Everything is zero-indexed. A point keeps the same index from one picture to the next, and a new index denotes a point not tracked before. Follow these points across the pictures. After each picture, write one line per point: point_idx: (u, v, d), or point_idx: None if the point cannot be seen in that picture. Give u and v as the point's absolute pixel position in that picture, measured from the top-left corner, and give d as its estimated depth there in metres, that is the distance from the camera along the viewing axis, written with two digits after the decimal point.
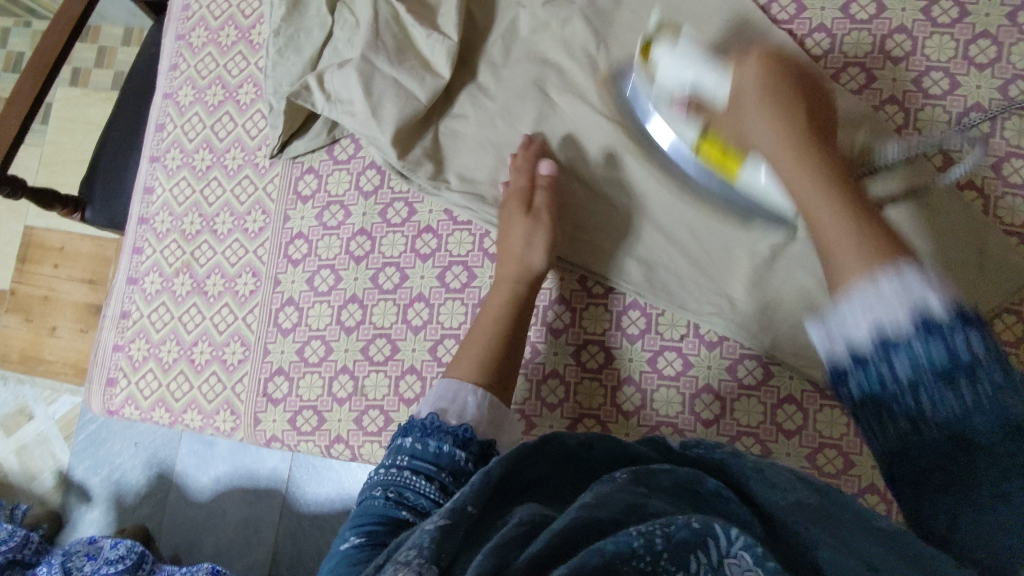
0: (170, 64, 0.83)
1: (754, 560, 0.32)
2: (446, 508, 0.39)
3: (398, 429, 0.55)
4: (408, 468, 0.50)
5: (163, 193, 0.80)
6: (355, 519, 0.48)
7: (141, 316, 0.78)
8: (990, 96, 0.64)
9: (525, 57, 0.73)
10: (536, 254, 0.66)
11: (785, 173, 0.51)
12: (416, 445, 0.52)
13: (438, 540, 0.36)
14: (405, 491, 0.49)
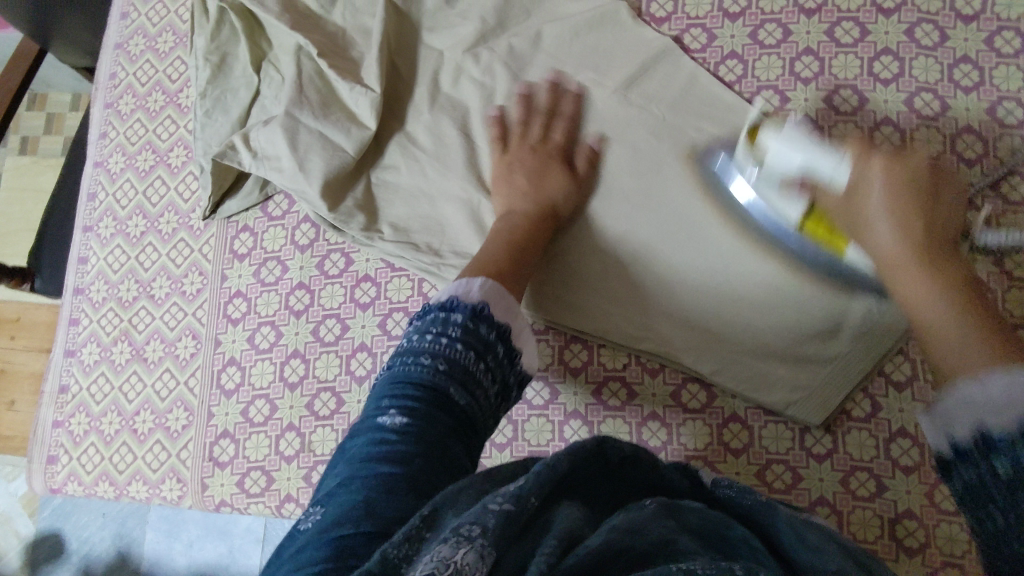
0: (99, 133, 0.83)
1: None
2: (508, 492, 0.37)
3: (437, 305, 0.51)
4: (459, 341, 0.49)
5: (97, 261, 0.79)
6: (395, 384, 0.47)
7: (80, 389, 0.76)
8: (896, 109, 0.67)
9: (450, 102, 0.74)
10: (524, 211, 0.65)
11: (902, 270, 0.51)
12: (467, 325, 0.50)
13: (501, 528, 0.34)
14: (454, 363, 0.48)
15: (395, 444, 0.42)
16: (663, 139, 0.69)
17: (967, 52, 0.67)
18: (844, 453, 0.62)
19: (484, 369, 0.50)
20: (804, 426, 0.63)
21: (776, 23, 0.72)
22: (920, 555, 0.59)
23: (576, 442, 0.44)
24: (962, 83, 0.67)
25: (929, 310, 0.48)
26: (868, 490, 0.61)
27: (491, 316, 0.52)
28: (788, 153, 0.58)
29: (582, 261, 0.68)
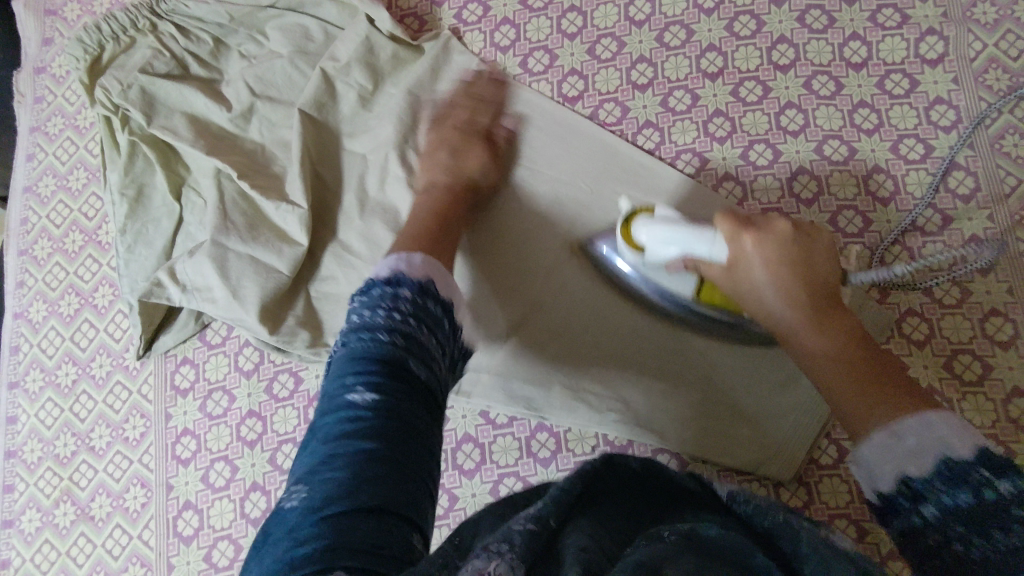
0: (16, 282, 0.79)
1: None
2: (531, 513, 0.39)
3: (380, 280, 0.50)
4: (410, 315, 0.47)
5: (28, 419, 0.75)
6: (354, 360, 0.45)
7: (23, 562, 0.71)
8: (809, 158, 0.70)
9: (380, 206, 0.74)
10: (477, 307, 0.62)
11: (805, 356, 0.53)
12: (416, 299, 0.49)
13: (527, 542, 0.37)
14: (410, 333, 0.46)
15: (368, 427, 0.41)
16: (596, 217, 0.71)
17: (863, 97, 0.71)
18: (822, 501, 0.62)
19: (438, 343, 0.48)
20: (777, 482, 0.63)
21: (684, 89, 0.74)
22: None
23: (583, 461, 0.45)
24: (864, 126, 0.70)
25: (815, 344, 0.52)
26: (850, 536, 0.61)
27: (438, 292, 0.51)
28: (661, 247, 0.59)
29: (535, 346, 0.69)
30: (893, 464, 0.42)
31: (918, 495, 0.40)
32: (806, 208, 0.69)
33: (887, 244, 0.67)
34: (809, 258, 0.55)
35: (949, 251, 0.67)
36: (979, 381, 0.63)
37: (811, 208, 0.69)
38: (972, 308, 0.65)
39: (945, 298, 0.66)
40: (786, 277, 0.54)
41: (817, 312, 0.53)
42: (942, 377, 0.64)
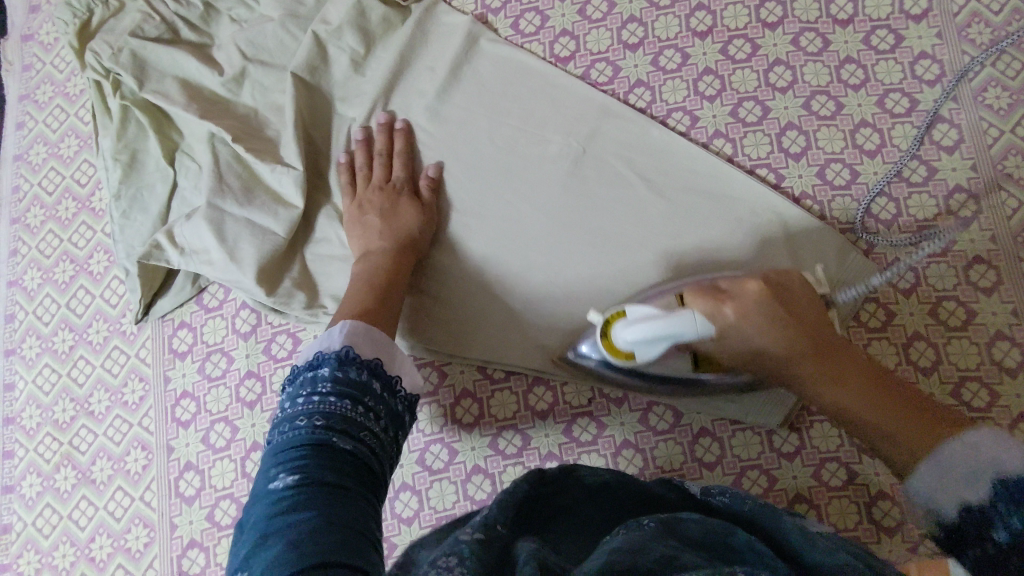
0: (9, 250, 0.79)
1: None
2: (476, 525, 0.44)
3: (302, 366, 0.52)
4: (333, 393, 0.49)
5: (25, 385, 0.75)
6: (278, 456, 0.46)
7: (25, 526, 0.71)
8: (797, 114, 0.72)
9: (374, 168, 0.74)
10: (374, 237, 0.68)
11: (796, 372, 0.56)
12: (337, 372, 0.50)
13: (476, 554, 0.40)
14: (332, 416, 0.47)
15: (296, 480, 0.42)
16: (587, 172, 0.71)
17: (850, 53, 0.72)
18: (812, 447, 0.64)
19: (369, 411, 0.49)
20: (770, 428, 0.65)
21: (674, 48, 0.75)
22: (898, 534, 0.61)
23: (530, 469, 0.53)
24: (851, 82, 0.72)
25: (842, 400, 0.54)
26: (839, 480, 0.63)
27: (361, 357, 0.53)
28: (644, 345, 0.56)
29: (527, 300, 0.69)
30: (953, 493, 0.42)
31: (969, 523, 0.40)
32: (796, 163, 0.71)
33: (874, 196, 0.69)
34: (790, 300, 0.57)
35: (934, 203, 0.68)
36: (964, 327, 0.65)
37: (800, 162, 0.71)
38: (957, 256, 0.67)
39: (931, 247, 0.67)
40: (778, 331, 0.55)
41: (817, 354, 0.55)
42: (928, 324, 0.66)
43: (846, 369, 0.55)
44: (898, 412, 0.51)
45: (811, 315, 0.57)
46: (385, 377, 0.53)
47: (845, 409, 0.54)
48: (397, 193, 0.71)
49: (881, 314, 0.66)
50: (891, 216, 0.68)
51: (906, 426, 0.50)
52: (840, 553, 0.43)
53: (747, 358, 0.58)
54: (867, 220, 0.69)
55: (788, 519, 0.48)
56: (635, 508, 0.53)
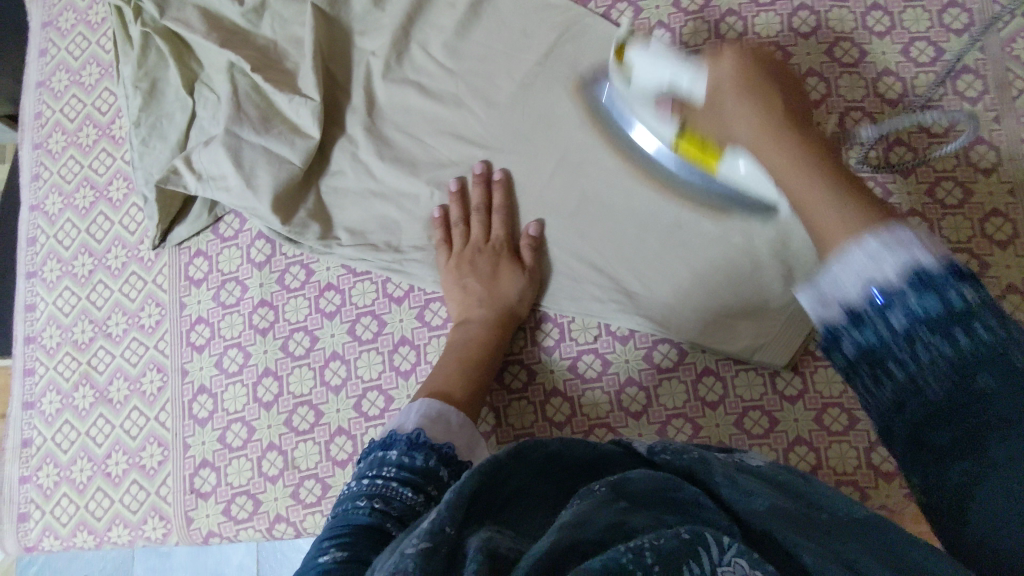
0: (31, 176, 0.80)
1: (748, 565, 0.31)
2: (424, 528, 0.35)
3: (378, 443, 0.52)
4: (394, 479, 0.48)
5: (46, 307, 0.77)
6: (334, 530, 0.44)
7: (45, 440, 0.74)
8: (819, 60, 0.71)
9: (391, 105, 0.75)
10: (480, 307, 0.67)
11: (768, 138, 0.46)
12: (403, 457, 0.50)
13: (422, 568, 0.32)
14: (393, 502, 0.46)
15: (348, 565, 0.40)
16: (605, 112, 0.72)
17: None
18: (816, 391, 0.65)
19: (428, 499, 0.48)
20: (774, 370, 0.65)
21: None
22: (897, 477, 0.62)
23: (488, 456, 0.40)
24: (876, 29, 0.71)
25: (796, 182, 0.44)
26: (841, 424, 0.63)
27: (430, 440, 0.53)
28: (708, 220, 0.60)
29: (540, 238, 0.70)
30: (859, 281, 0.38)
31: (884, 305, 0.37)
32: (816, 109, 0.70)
33: (892, 145, 0.68)
34: (792, 88, 0.50)
35: (954, 153, 0.67)
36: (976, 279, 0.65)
37: (820, 109, 0.70)
38: (974, 208, 0.66)
39: (947, 198, 0.66)
40: (758, 100, 0.48)
41: (792, 118, 0.46)
42: None
43: (830, 156, 0.44)
44: (856, 194, 0.41)
45: (798, 106, 0.49)
46: (454, 461, 0.53)
47: (808, 198, 0.42)
48: (495, 254, 0.69)
49: None
50: (908, 166, 0.68)
51: (852, 215, 0.40)
52: (767, 495, 0.40)
53: (716, 126, 0.54)
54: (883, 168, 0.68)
55: (720, 466, 0.43)
56: (580, 475, 0.45)
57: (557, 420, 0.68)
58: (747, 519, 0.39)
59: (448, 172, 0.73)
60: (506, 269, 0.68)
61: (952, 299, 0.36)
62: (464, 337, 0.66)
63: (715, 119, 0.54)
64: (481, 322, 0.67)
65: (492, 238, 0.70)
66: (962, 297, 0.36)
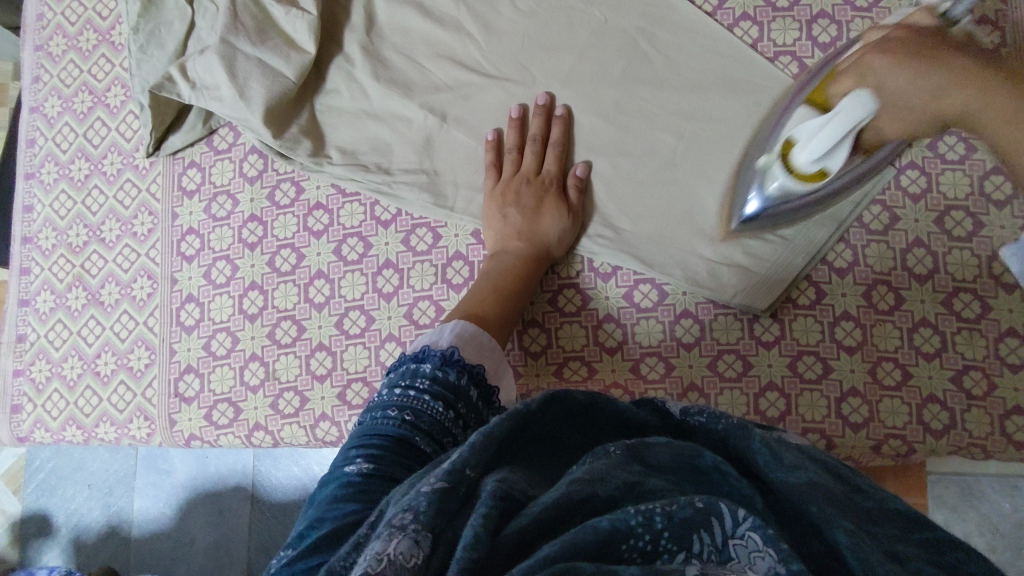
0: (32, 77, 0.81)
1: (764, 541, 0.30)
2: (441, 469, 0.36)
3: (410, 356, 0.54)
4: (426, 393, 0.50)
5: (43, 209, 0.78)
6: (362, 439, 0.47)
7: (38, 337, 0.76)
8: (832, 3, 0.68)
9: (389, 26, 0.74)
10: (521, 241, 0.67)
11: (961, 92, 0.46)
12: (436, 371, 0.52)
13: (435, 508, 0.34)
14: (423, 416, 0.48)
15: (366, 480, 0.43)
16: (606, 45, 0.70)
17: None
18: (792, 338, 0.65)
19: (456, 415, 0.50)
20: (753, 315, 0.66)
21: None
22: (864, 429, 0.62)
23: (519, 403, 0.41)
24: None
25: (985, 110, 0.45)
26: (814, 373, 0.64)
27: (463, 359, 0.54)
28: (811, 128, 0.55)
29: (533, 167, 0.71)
30: None
31: None
32: (822, 54, 0.68)
33: None
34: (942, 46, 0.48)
35: None
36: (968, 238, 0.63)
37: (826, 54, 0.68)
38: (974, 165, 0.64)
39: (948, 154, 0.65)
40: (920, 62, 0.48)
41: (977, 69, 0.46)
42: (933, 232, 0.64)
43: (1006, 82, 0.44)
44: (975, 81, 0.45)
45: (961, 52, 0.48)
46: (483, 383, 0.54)
47: (966, 107, 0.46)
48: (543, 190, 0.68)
49: (885, 217, 0.65)
50: None
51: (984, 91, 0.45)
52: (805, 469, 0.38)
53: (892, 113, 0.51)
54: None
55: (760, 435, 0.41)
56: (613, 437, 0.46)
57: (536, 350, 0.68)
58: (785, 498, 0.36)
59: (442, 96, 0.72)
60: (551, 203, 0.67)
61: None
62: (494, 273, 0.66)
63: (884, 103, 0.51)
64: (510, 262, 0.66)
65: (542, 174, 0.69)
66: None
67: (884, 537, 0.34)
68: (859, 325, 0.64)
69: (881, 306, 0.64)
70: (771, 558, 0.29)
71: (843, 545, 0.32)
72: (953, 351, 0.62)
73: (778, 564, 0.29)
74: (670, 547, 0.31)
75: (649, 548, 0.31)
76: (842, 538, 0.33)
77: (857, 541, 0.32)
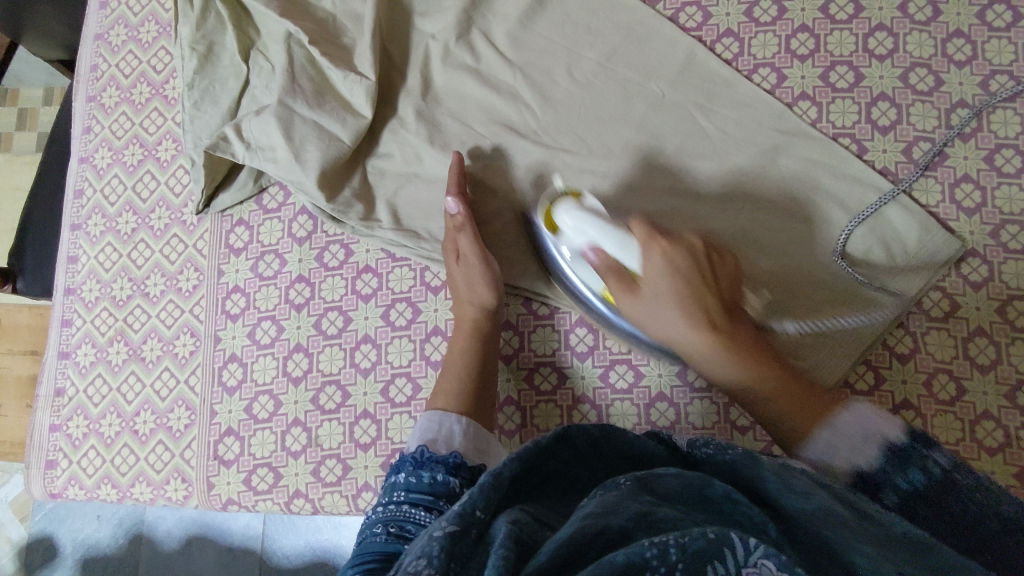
0: (83, 128, 0.81)
1: (778, 566, 0.30)
2: (452, 511, 0.36)
3: (390, 474, 0.53)
4: (405, 502, 0.49)
5: (88, 260, 0.78)
6: (353, 560, 0.45)
7: (77, 391, 0.75)
8: (892, 85, 0.69)
9: (444, 89, 0.74)
10: (483, 291, 0.65)
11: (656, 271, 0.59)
12: (410, 478, 0.51)
13: (447, 551, 0.33)
14: (410, 525, 0.47)
15: None
16: (665, 119, 0.70)
17: (960, 27, 0.69)
18: None
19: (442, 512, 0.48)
20: None
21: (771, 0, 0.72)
22: None
23: (527, 442, 0.41)
24: (956, 58, 0.68)
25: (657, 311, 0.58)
26: None
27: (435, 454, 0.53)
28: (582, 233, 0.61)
29: None
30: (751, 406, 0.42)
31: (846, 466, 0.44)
32: (882, 136, 0.68)
33: (959, 181, 0.66)
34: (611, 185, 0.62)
35: None
36: None
37: (887, 136, 0.68)
38: None
39: (1011, 243, 0.64)
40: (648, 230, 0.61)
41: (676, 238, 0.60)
42: (994, 321, 0.63)
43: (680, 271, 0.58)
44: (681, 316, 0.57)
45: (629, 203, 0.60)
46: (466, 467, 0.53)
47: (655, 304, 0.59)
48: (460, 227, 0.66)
49: (945, 304, 0.64)
50: (974, 203, 0.65)
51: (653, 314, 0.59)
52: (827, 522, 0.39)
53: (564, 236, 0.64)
54: (946, 206, 0.66)
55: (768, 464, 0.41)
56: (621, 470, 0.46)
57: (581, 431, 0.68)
58: (801, 527, 0.37)
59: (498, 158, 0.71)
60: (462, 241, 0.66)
61: (804, 400, 0.39)
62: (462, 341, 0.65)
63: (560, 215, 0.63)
64: (478, 316, 0.65)
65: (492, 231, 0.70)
66: None
67: (895, 559, 0.34)
68: (920, 415, 0.62)
69: (943, 396, 0.62)
70: None
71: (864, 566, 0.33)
72: (1018, 447, 0.60)
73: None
74: None
75: None
76: (859, 560, 0.34)
77: (879, 561, 0.33)
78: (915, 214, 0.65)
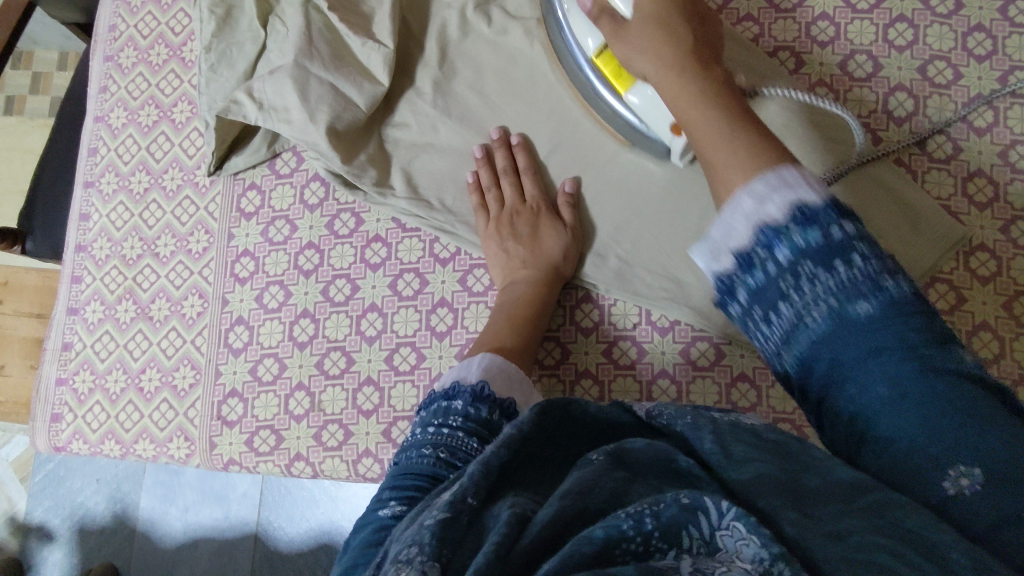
0: (99, 86, 0.81)
1: (748, 527, 0.30)
2: (443, 501, 0.35)
3: (441, 393, 0.53)
4: (459, 429, 0.48)
5: (100, 219, 0.78)
6: (397, 478, 0.45)
7: (84, 347, 0.76)
8: (910, 77, 0.69)
9: (462, 62, 0.74)
10: (547, 243, 0.67)
11: None
12: (469, 408, 0.50)
13: (440, 537, 0.33)
14: (460, 451, 0.46)
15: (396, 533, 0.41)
16: None
17: (981, 21, 0.68)
18: None
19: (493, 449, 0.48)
20: None
21: None
22: None
23: (509, 427, 0.38)
24: (976, 52, 0.68)
25: None
26: None
27: (494, 395, 0.53)
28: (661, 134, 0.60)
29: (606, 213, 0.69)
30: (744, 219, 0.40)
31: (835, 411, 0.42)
32: (897, 127, 0.68)
33: (971, 175, 0.66)
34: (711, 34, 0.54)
35: None
36: None
37: (902, 127, 0.68)
38: None
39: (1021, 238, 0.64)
40: None
41: None
42: (998, 315, 0.63)
43: None
44: None
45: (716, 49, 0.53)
46: (514, 416, 0.53)
47: None
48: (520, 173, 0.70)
49: (951, 296, 0.64)
50: (986, 199, 0.65)
51: None
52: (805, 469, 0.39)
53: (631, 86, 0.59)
54: (958, 199, 0.66)
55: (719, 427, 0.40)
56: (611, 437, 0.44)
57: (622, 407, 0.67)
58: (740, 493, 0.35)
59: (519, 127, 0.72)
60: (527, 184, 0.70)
61: (831, 233, 0.39)
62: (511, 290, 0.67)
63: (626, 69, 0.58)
64: (529, 272, 0.67)
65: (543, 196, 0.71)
66: (864, 252, 0.39)
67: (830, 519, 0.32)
68: None
69: None
70: (756, 545, 0.29)
71: (791, 533, 0.32)
72: None
73: (761, 550, 0.29)
74: (660, 546, 0.30)
75: (641, 549, 0.30)
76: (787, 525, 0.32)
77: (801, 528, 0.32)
78: (933, 208, 0.65)
